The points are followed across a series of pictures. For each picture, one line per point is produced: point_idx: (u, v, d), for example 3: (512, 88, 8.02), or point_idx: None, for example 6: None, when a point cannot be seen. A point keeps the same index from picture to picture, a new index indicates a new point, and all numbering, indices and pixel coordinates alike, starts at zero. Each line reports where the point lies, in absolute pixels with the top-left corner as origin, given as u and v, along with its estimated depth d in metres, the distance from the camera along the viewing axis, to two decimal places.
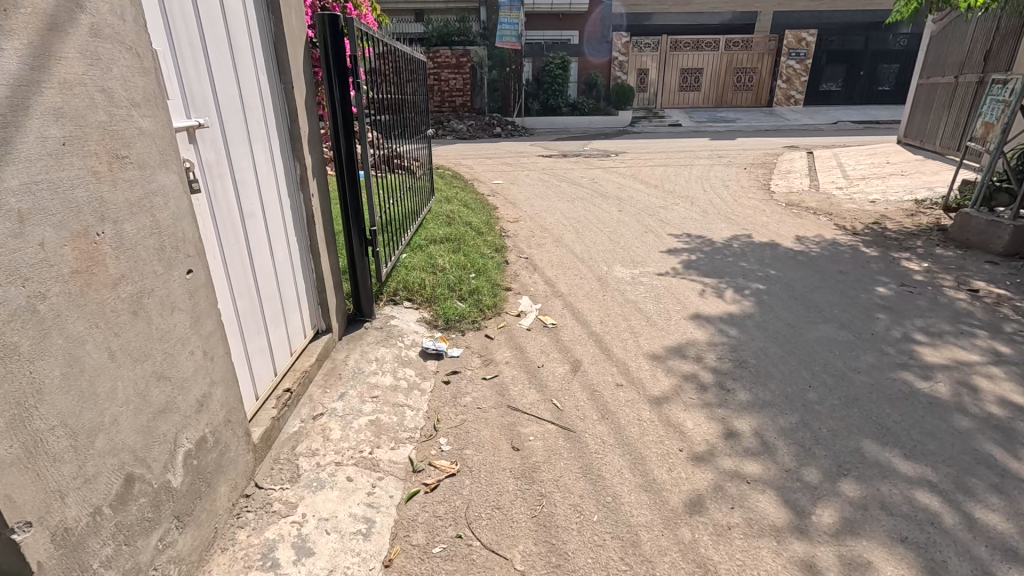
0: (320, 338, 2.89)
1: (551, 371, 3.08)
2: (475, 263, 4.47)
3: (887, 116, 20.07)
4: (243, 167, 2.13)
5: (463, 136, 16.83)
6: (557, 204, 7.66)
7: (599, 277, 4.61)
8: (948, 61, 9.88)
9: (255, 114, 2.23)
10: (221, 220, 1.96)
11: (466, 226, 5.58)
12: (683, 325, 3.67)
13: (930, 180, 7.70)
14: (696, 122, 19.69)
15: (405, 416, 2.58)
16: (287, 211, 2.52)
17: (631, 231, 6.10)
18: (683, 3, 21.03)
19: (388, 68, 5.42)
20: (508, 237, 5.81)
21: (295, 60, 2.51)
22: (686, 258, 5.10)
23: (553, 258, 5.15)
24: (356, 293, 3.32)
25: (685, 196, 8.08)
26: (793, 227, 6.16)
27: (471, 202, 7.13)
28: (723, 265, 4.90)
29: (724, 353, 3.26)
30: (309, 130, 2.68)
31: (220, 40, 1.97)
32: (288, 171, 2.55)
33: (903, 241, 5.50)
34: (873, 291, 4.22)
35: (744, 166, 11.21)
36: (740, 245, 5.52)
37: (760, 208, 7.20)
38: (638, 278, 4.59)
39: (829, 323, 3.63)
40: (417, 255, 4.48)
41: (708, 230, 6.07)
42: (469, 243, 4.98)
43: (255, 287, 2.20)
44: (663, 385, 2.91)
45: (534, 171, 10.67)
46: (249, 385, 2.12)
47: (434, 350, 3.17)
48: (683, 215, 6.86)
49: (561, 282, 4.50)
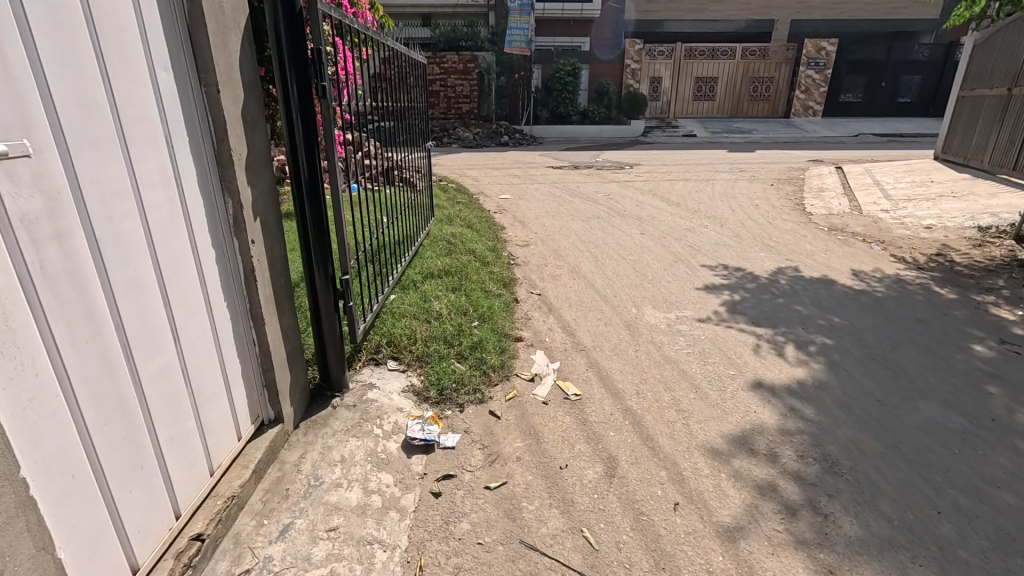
0: (264, 434, 2.11)
1: (577, 474, 2.30)
2: (478, 306, 3.70)
3: (911, 129, 19.29)
4: (117, 215, 1.37)
5: (469, 143, 16.13)
6: (570, 224, 6.90)
7: (628, 322, 3.83)
8: (996, 72, 9.13)
9: (144, 133, 1.48)
10: (61, 308, 1.20)
11: (469, 254, 4.81)
12: (743, 399, 2.88)
13: (987, 204, 6.91)
14: (711, 132, 18.95)
15: (373, 562, 1.80)
16: (207, 270, 1.76)
17: (658, 260, 5.33)
18: (698, 10, 20.32)
19: (394, 73, 4.83)
20: (517, 267, 5.06)
21: (224, 50, 1.74)
22: (727, 299, 4.32)
23: (570, 294, 4.38)
24: (323, 360, 2.54)
25: (713, 217, 7.30)
26: (844, 258, 5.38)
27: (475, 222, 6.35)
28: (774, 309, 4.11)
29: (807, 447, 2.47)
30: (250, 150, 1.92)
31: (65, 18, 1.22)
32: (211, 210, 1.78)
33: (980, 279, 4.72)
34: (970, 351, 3.42)
35: (770, 181, 10.43)
36: (788, 281, 4.73)
37: (799, 232, 6.42)
38: (674, 325, 3.81)
39: (931, 401, 2.83)
40: (409, 295, 3.72)
41: (746, 261, 5.29)
42: (470, 278, 4.20)
43: (138, 399, 1.43)
44: (733, 506, 2.12)
45: (543, 184, 9.94)
46: (117, 558, 1.35)
47: (422, 440, 2.40)
48: (714, 240, 6.09)
49: (581, 328, 3.73)
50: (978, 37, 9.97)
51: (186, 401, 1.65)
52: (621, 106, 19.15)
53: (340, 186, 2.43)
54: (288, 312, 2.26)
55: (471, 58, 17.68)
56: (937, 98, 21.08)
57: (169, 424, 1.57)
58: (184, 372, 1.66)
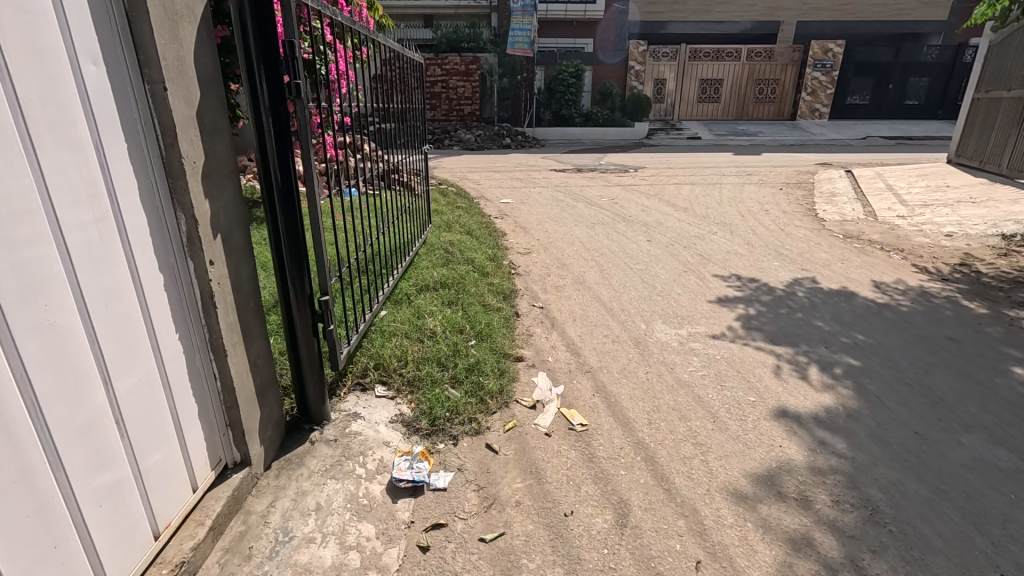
0: (226, 480, 1.85)
1: (584, 523, 2.04)
2: (475, 322, 3.43)
3: (919, 132, 19.01)
4: (24, 238, 1.15)
5: (470, 146, 15.85)
6: (574, 231, 6.63)
7: (637, 341, 3.56)
8: (1014, 74, 8.85)
9: (65, 142, 1.25)
10: None
11: (467, 264, 4.55)
12: (766, 430, 2.61)
13: (1009, 210, 6.64)
14: (716, 135, 18.68)
15: None
16: (151, 299, 1.51)
17: (666, 270, 5.06)
18: (704, 11, 20.06)
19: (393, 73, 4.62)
20: (518, 277, 4.80)
21: (173, 41, 1.48)
22: (743, 313, 4.05)
23: (574, 308, 4.12)
24: (301, 389, 2.28)
25: (722, 223, 7.03)
26: (863, 268, 5.11)
27: (475, 229, 6.09)
28: (793, 325, 3.83)
29: (843, 490, 2.20)
30: (208, 157, 1.66)
31: None
32: (158, 228, 1.53)
33: (1010, 292, 4.44)
34: (1010, 374, 3.15)
35: (779, 185, 10.15)
36: (805, 293, 4.46)
37: (813, 239, 6.15)
38: (687, 343, 3.54)
39: (975, 434, 2.56)
40: (401, 310, 3.45)
41: (760, 271, 5.02)
42: (467, 290, 3.94)
43: (49, 459, 1.20)
44: (763, 565, 1.86)
45: (546, 188, 9.68)
46: None
47: (410, 482, 2.13)
48: (725, 248, 5.81)
49: (587, 347, 3.46)
50: (994, 38, 9.67)
51: (121, 456, 1.41)
52: (625, 108, 18.83)
53: (318, 196, 2.16)
54: (259, 340, 2.01)
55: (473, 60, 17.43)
56: (945, 101, 20.79)
57: (96, 486, 1.32)
58: (118, 422, 1.41)
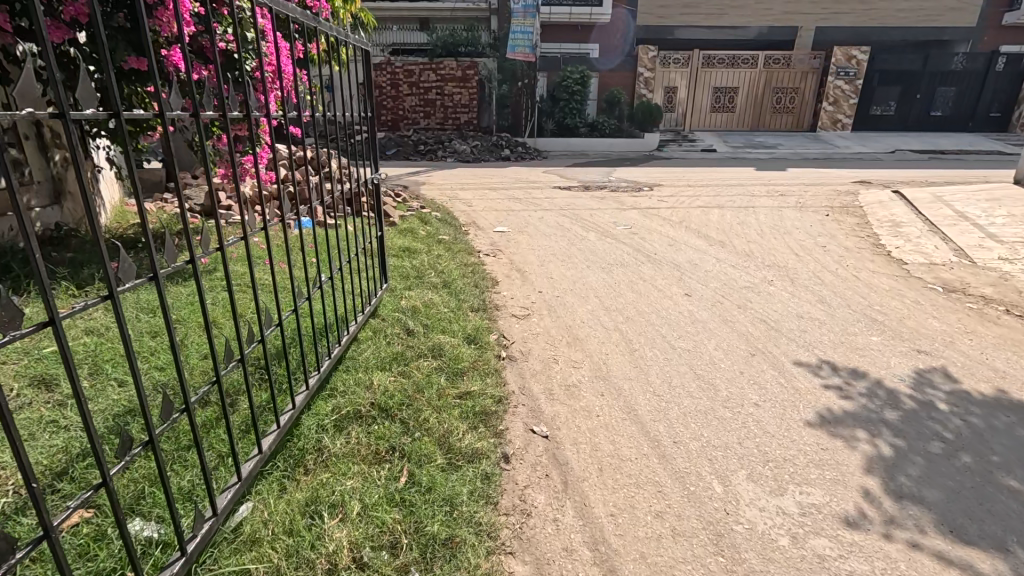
0: None
1: None
2: (428, 509, 1.90)
3: (952, 145, 17.58)
4: None
5: (465, 157, 14.30)
6: (588, 277, 5.10)
7: (717, 537, 2.02)
8: None
9: None
10: None
11: (431, 353, 3.01)
12: None
13: None
14: (733, 147, 17.23)
15: None
16: None
17: (725, 352, 3.54)
18: (716, 15, 18.51)
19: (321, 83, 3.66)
20: (510, 364, 3.29)
21: None
22: (874, 454, 2.50)
23: (599, 440, 2.58)
24: None
25: (777, 267, 5.49)
26: (1006, 351, 3.57)
27: (455, 279, 4.55)
28: (973, 485, 2.28)
29: None
30: None
31: None
32: None
33: None
34: None
35: (824, 210, 8.64)
36: (950, 405, 2.92)
37: (907, 295, 4.63)
38: (806, 541, 2.00)
39: None
40: (292, 490, 1.90)
41: (858, 356, 3.48)
42: (422, 420, 2.38)
43: None
44: None
45: (549, 211, 8.22)
46: None
47: None
48: (793, 310, 4.29)
49: (628, 556, 1.92)
50: None
51: None
52: (634, 116, 17.32)
53: None
54: None
55: (471, 65, 16.30)
56: (976, 113, 19.43)
57: None
58: None
